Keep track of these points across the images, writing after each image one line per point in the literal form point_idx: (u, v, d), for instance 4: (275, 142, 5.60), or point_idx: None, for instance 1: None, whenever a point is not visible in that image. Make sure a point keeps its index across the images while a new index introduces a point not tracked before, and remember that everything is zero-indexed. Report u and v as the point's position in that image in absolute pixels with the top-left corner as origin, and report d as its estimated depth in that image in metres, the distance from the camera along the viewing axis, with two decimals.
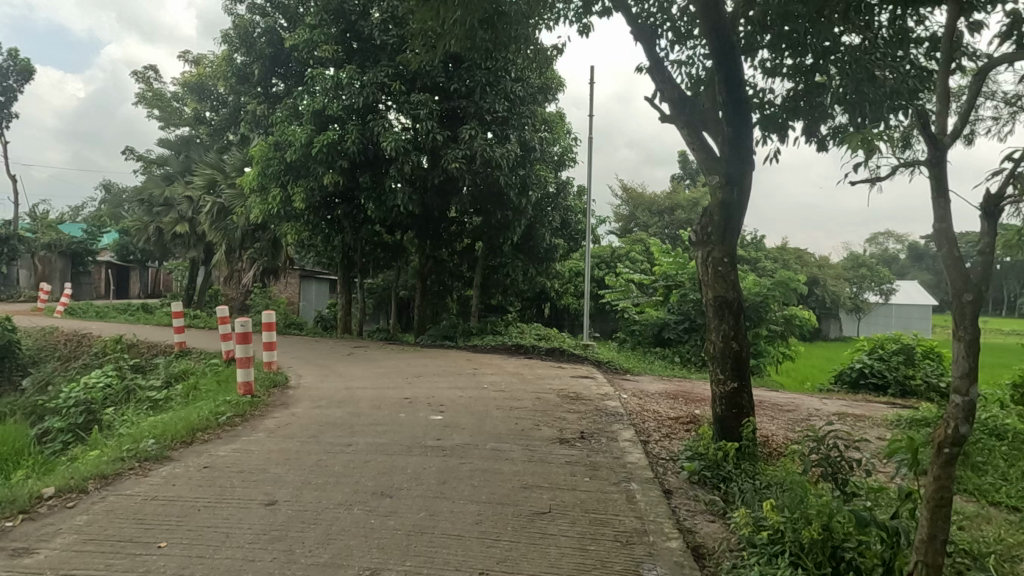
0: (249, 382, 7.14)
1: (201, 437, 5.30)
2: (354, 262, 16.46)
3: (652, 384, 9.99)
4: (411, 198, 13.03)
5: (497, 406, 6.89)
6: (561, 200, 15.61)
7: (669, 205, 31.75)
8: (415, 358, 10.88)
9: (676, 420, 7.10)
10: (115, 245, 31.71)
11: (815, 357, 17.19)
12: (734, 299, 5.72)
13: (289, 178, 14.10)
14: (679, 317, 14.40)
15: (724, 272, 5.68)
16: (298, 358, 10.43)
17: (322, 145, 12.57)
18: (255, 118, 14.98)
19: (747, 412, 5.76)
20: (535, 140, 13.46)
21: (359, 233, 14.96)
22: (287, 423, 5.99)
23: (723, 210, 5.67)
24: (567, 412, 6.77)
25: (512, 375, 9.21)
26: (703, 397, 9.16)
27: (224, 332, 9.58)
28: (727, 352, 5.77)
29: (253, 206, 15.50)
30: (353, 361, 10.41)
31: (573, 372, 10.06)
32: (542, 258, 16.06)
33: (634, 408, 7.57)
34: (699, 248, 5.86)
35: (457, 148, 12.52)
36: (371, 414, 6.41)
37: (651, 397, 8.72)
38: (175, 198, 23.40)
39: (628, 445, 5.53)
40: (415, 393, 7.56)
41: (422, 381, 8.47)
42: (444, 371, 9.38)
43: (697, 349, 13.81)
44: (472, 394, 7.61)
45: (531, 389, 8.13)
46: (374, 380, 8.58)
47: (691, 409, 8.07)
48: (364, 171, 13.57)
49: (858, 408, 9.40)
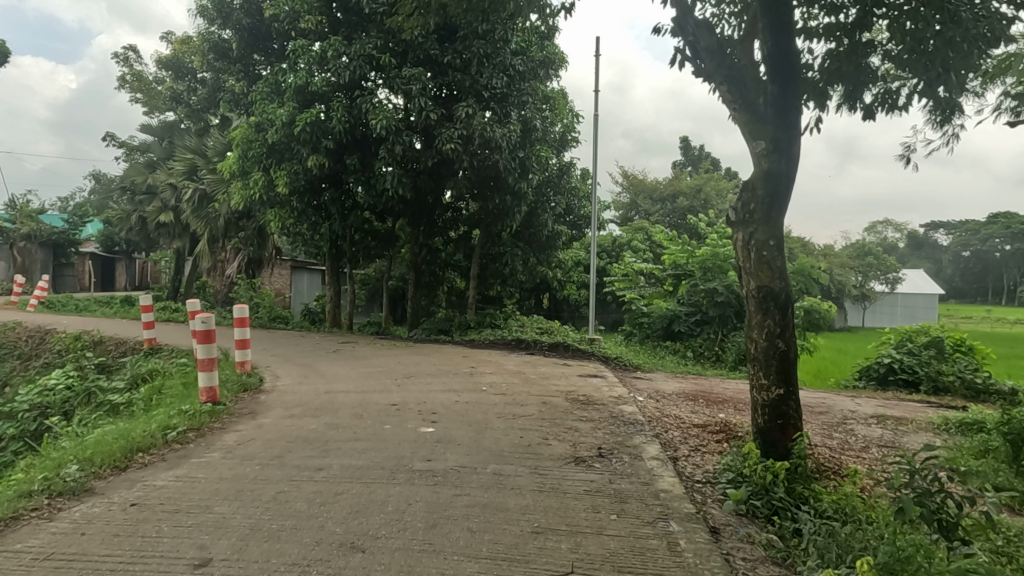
0: (213, 387, 6.22)
1: (141, 460, 4.37)
2: (343, 252, 15.52)
3: (667, 384, 9.09)
4: (403, 182, 12.03)
5: (498, 415, 5.97)
6: (564, 183, 14.64)
7: (671, 192, 30.71)
8: (407, 355, 9.95)
9: (693, 427, 6.25)
10: (100, 236, 30.65)
11: (827, 350, 16.32)
12: (781, 291, 4.80)
13: (272, 161, 13.18)
14: (690, 309, 13.49)
15: (769, 257, 4.76)
16: (279, 356, 9.49)
17: (306, 123, 11.60)
18: (235, 96, 13.98)
19: (795, 423, 4.91)
20: (536, 119, 12.54)
21: (347, 220, 13.97)
22: (251, 439, 5.06)
23: (768, 182, 4.72)
24: (579, 421, 5.86)
25: (514, 375, 8.29)
26: (726, 399, 8.28)
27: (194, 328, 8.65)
28: (772, 353, 4.87)
29: (234, 192, 14.57)
30: (339, 359, 9.46)
31: (580, 370, 9.15)
32: (543, 246, 15.11)
33: (653, 413, 6.69)
34: (737, 230, 4.94)
35: (452, 127, 11.53)
36: (352, 426, 5.49)
37: (669, 399, 7.80)
38: (158, 186, 22.35)
39: (656, 466, 4.63)
40: (405, 399, 6.63)
41: (414, 383, 7.55)
42: (438, 371, 8.46)
43: (711, 343, 12.88)
44: (469, 398, 6.69)
45: (537, 393, 7.20)
46: (360, 382, 7.63)
47: (715, 415, 7.17)
48: (351, 152, 12.60)
49: (896, 410, 8.51)
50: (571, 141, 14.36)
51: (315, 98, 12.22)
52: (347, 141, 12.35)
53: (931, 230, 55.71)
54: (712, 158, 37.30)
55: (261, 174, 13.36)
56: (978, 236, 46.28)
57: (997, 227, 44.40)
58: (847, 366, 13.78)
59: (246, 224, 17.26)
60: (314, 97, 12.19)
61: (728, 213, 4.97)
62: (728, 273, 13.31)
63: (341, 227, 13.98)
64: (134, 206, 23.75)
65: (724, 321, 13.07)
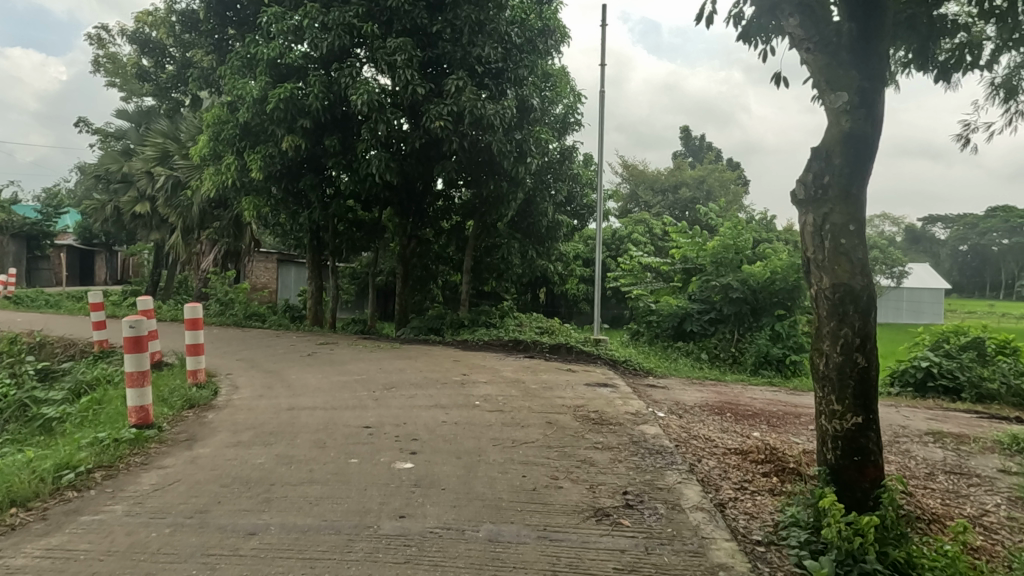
0: (145, 406, 5.08)
1: (12, 522, 3.25)
2: (326, 243, 14.41)
3: (687, 393, 7.97)
4: (389, 167, 10.80)
5: (494, 442, 4.84)
6: (566, 167, 13.44)
7: (672, 183, 29.53)
8: (390, 359, 8.81)
9: (730, 455, 5.16)
10: (78, 228, 29.41)
11: None
12: (862, 290, 3.68)
13: (246, 144, 12.01)
14: (702, 306, 12.39)
15: (848, 246, 3.65)
16: (245, 364, 8.33)
17: (279, 99, 10.42)
18: (204, 73, 12.71)
19: (875, 461, 3.81)
20: (533, 97, 11.40)
21: (329, 209, 12.81)
22: (176, 480, 3.92)
23: (847, 147, 3.60)
24: (594, 450, 4.75)
25: (512, 385, 7.18)
26: (757, 412, 7.18)
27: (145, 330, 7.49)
28: (847, 371, 3.76)
29: (205, 178, 13.41)
30: (313, 365, 8.32)
31: (588, 377, 8.04)
32: (543, 238, 13.97)
33: (680, 435, 5.58)
34: (803, 211, 3.83)
35: (440, 103, 10.33)
36: (310, 459, 4.36)
37: (693, 413, 6.69)
38: (133, 174, 21.08)
39: (703, 521, 3.53)
40: (383, 418, 5.50)
41: (396, 396, 6.41)
42: (425, 380, 7.32)
43: (726, 344, 11.76)
44: (459, 418, 5.56)
45: (539, 408, 6.07)
46: (331, 396, 6.48)
47: (751, 436, 6.06)
48: (331, 132, 11.42)
49: (949, 424, 7.41)
50: (573, 124, 13.14)
51: (291, 73, 11.10)
52: (327, 120, 11.18)
53: (929, 224, 54.90)
54: (714, 148, 36.17)
55: (233, 158, 12.17)
56: (976, 230, 45.67)
57: (996, 221, 43.75)
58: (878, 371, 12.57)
59: (222, 214, 16.05)
60: (291, 71, 11.06)
61: (793, 189, 3.85)
62: (741, 266, 12.21)
63: (323, 216, 12.82)
64: (110, 195, 22.49)
65: (740, 319, 11.96)
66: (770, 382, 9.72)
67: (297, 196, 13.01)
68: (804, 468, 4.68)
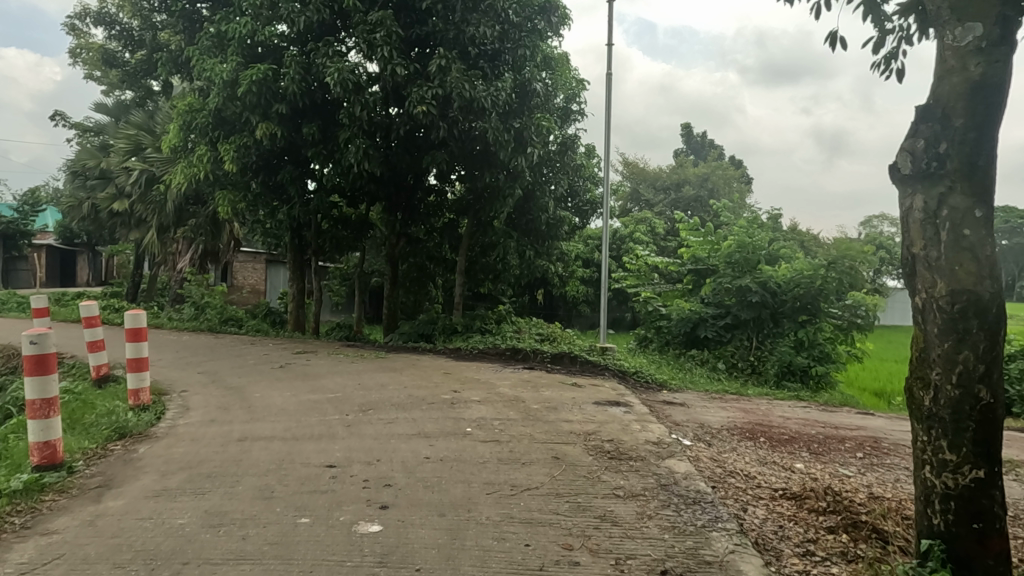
0: (51, 442, 4.05)
1: None
2: (309, 243, 13.38)
3: (711, 413, 6.96)
4: (370, 157, 9.77)
5: (488, 490, 3.84)
6: (568, 161, 12.38)
7: (675, 181, 28.49)
8: (372, 373, 7.79)
9: (782, 501, 4.15)
10: (57, 227, 28.37)
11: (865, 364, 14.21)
12: (990, 300, 2.68)
13: (220, 134, 11.00)
14: (718, 311, 11.40)
15: (971, 238, 2.66)
16: (205, 380, 7.29)
17: (251, 82, 9.42)
18: (174, 55, 11.63)
19: (1001, 530, 2.80)
20: (533, 80, 10.35)
21: (309, 205, 11.77)
22: (55, 556, 2.91)
23: (976, 102, 2.61)
24: (615, 502, 3.75)
25: (509, 406, 6.14)
26: (796, 438, 6.17)
27: (90, 340, 6.47)
28: (968, 408, 2.75)
29: (176, 171, 12.38)
30: (283, 380, 7.28)
31: (597, 394, 7.02)
32: (543, 236, 12.93)
33: (716, 475, 4.57)
34: (907, 191, 2.83)
35: (426, 85, 9.33)
36: (248, 518, 3.35)
37: (723, 441, 5.68)
38: (111, 170, 20.06)
39: None
40: (352, 454, 4.48)
41: (372, 422, 5.39)
42: (410, 399, 6.30)
43: (745, 352, 10.74)
44: (446, 453, 4.54)
45: (543, 439, 5.06)
46: (295, 421, 5.46)
47: (797, 474, 5.06)
48: (309, 119, 10.39)
49: (1014, 449, 6.41)
50: (575, 113, 12.09)
51: (266, 54, 10.14)
52: (305, 106, 10.16)
53: None
54: (716, 146, 35.22)
55: (206, 149, 11.16)
56: None
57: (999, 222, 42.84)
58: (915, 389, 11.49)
59: (199, 211, 15.04)
60: (266, 51, 10.09)
61: (895, 161, 2.85)
62: (759, 267, 11.21)
63: (303, 213, 11.79)
64: (88, 193, 21.50)
65: (759, 325, 11.01)
66: (798, 396, 8.73)
67: (276, 189, 11.99)
68: (881, 523, 3.67)
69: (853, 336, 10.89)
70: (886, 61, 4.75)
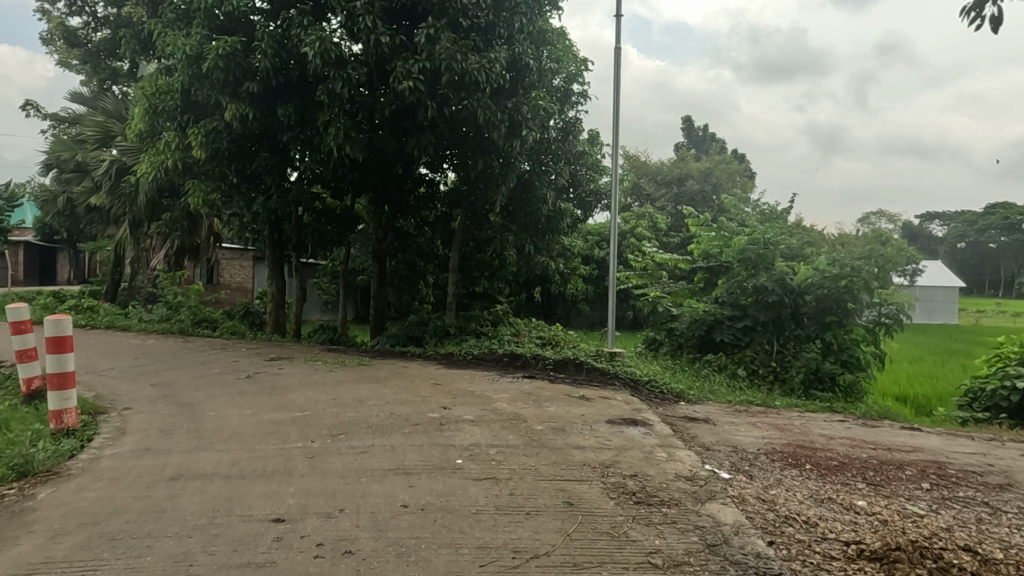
0: None
1: None
2: (290, 238, 12.35)
3: (741, 432, 6.01)
4: (352, 140, 8.78)
5: (482, 560, 2.87)
6: (569, 148, 11.39)
7: (678, 174, 27.55)
8: (351, 384, 6.81)
9: (863, 564, 3.20)
10: (36, 225, 27.26)
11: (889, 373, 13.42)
12: None
13: (189, 117, 10.01)
14: (734, 312, 10.45)
15: None
16: (156, 395, 6.28)
17: (218, 56, 8.42)
18: (138, 33, 10.64)
19: None
20: (528, 55, 9.37)
21: (288, 195, 10.78)
22: None
23: None
24: None
25: (508, 427, 5.16)
26: (848, 465, 5.22)
27: (25, 350, 5.46)
28: None
29: (143, 160, 11.36)
30: (246, 395, 6.28)
31: (610, 410, 6.06)
32: (543, 229, 11.89)
33: (774, 526, 3.61)
34: None
35: (411, 59, 8.36)
36: None
37: (764, 472, 4.71)
38: (87, 163, 18.97)
39: None
40: (309, 503, 3.49)
41: (341, 452, 4.40)
42: (391, 419, 5.33)
43: (765, 358, 9.83)
44: (430, 499, 3.57)
45: (551, 475, 4.10)
46: (249, 450, 4.49)
47: (863, 516, 4.11)
48: (285, 100, 9.39)
49: None
50: (576, 94, 11.08)
51: (237, 27, 9.16)
52: (279, 84, 9.16)
53: (926, 222, 53.29)
54: (718, 139, 34.35)
55: (174, 135, 10.16)
56: (974, 226, 43.80)
57: (995, 218, 42.06)
58: (948, 396, 10.51)
59: (174, 205, 14.02)
60: (237, 24, 9.12)
61: None
62: (778, 262, 10.15)
63: (282, 205, 10.78)
64: (64, 187, 20.41)
65: (779, 326, 10.10)
66: (832, 407, 7.80)
67: (253, 180, 11.00)
68: None
69: (880, 339, 9.97)
70: (977, 10, 3.63)
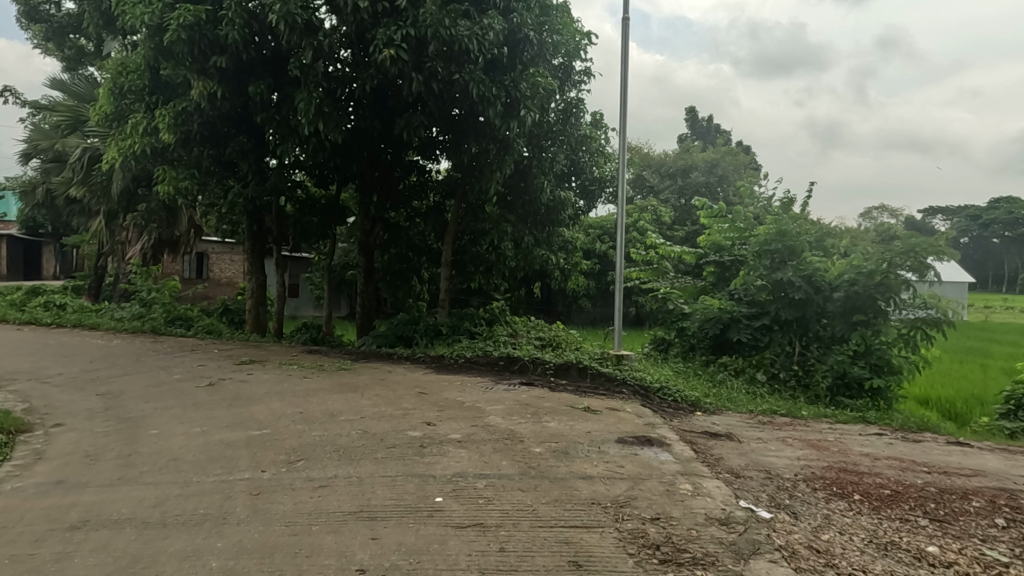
0: None
1: None
2: (271, 231, 11.50)
3: (772, 451, 5.19)
4: (330, 118, 7.94)
5: None
6: (572, 131, 10.51)
7: (682, 166, 26.66)
8: (325, 394, 6.00)
9: None
10: (20, 219, 26.34)
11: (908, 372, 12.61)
12: None
13: (157, 98, 9.20)
14: (753, 310, 9.66)
15: None
16: (97, 408, 5.45)
17: (180, 25, 7.60)
18: (103, 8, 9.79)
19: None
20: (526, 26, 8.51)
21: (267, 182, 9.96)
22: None
23: None
24: None
25: (501, 450, 4.36)
26: (904, 494, 4.39)
27: None
28: None
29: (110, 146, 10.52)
30: (200, 408, 5.46)
31: (620, 425, 5.25)
32: (543, 219, 10.99)
33: None
34: None
35: (394, 26, 7.53)
36: None
37: (809, 508, 3.87)
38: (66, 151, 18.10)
39: None
40: (237, 566, 2.68)
41: (295, 487, 3.58)
42: (364, 439, 4.51)
43: (787, 361, 9.03)
44: (395, 560, 2.76)
45: (552, 518, 3.28)
46: (182, 484, 3.67)
47: (941, 569, 3.27)
48: (260, 76, 8.56)
49: None
50: (578, 73, 10.23)
51: None
52: (252, 58, 8.33)
53: (931, 215, 52.45)
54: (721, 130, 33.46)
55: (141, 117, 9.31)
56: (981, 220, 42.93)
57: (1000, 212, 41.53)
58: (981, 399, 9.69)
59: (150, 195, 13.13)
60: None
61: None
62: (804, 254, 9.28)
63: (259, 193, 9.94)
64: (43, 177, 19.52)
65: (802, 326, 9.28)
66: (865, 418, 6.98)
67: (228, 166, 10.16)
68: None
69: (917, 343, 9.06)
70: None
